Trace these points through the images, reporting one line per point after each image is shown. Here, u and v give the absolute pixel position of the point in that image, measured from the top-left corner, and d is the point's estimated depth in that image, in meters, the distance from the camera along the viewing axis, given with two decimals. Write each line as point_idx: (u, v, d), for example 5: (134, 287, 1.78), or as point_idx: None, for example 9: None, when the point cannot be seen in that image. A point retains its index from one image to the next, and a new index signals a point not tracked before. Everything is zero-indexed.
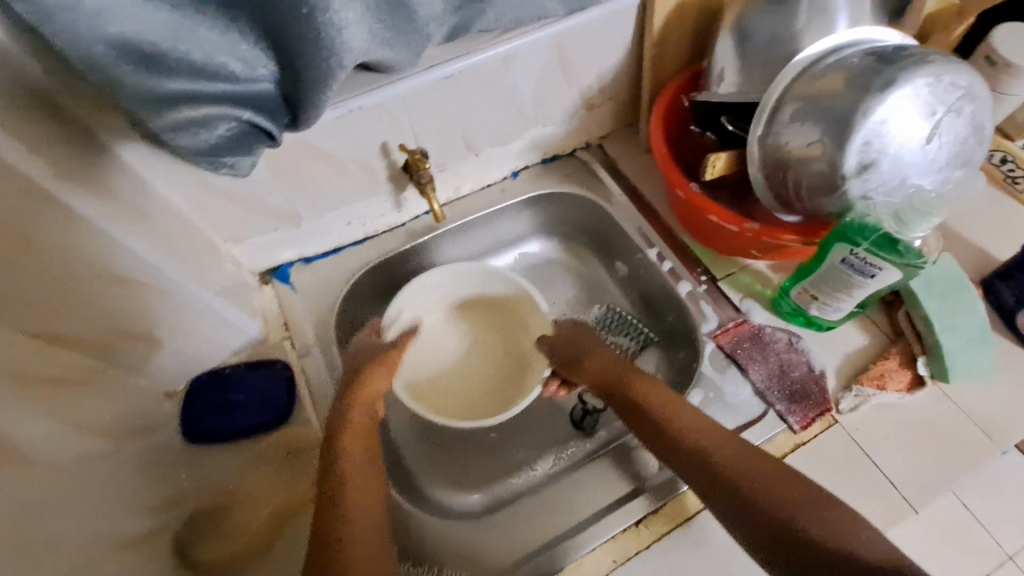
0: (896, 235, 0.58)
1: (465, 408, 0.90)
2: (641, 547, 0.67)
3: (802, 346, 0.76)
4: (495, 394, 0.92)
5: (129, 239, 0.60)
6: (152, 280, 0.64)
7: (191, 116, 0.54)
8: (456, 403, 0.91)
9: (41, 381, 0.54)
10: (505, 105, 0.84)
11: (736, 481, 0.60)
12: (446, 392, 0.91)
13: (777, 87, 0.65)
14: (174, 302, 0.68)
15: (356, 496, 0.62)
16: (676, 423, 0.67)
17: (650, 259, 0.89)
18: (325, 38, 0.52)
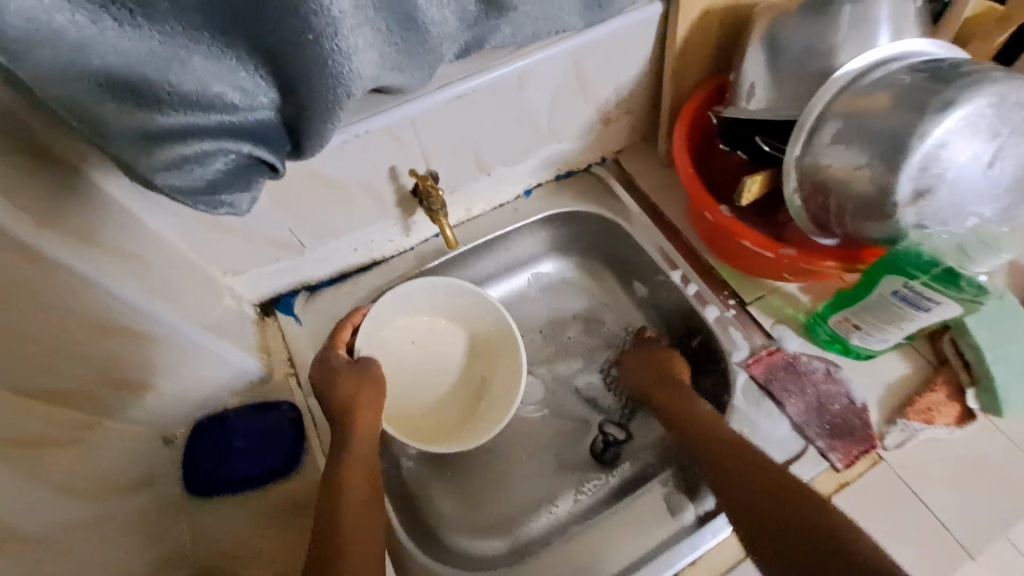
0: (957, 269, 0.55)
1: (438, 427, 0.86)
2: None
3: (841, 376, 0.71)
4: (470, 412, 0.87)
5: (122, 288, 0.54)
6: (151, 326, 0.59)
7: (185, 152, 0.49)
8: (429, 420, 0.86)
9: (26, 449, 0.50)
10: (519, 123, 0.79)
11: (745, 485, 0.60)
12: (419, 408, 0.86)
13: (817, 104, 0.60)
14: (175, 347, 0.63)
15: (349, 517, 0.61)
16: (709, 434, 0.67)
17: (673, 282, 0.84)
18: (333, 67, 0.47)
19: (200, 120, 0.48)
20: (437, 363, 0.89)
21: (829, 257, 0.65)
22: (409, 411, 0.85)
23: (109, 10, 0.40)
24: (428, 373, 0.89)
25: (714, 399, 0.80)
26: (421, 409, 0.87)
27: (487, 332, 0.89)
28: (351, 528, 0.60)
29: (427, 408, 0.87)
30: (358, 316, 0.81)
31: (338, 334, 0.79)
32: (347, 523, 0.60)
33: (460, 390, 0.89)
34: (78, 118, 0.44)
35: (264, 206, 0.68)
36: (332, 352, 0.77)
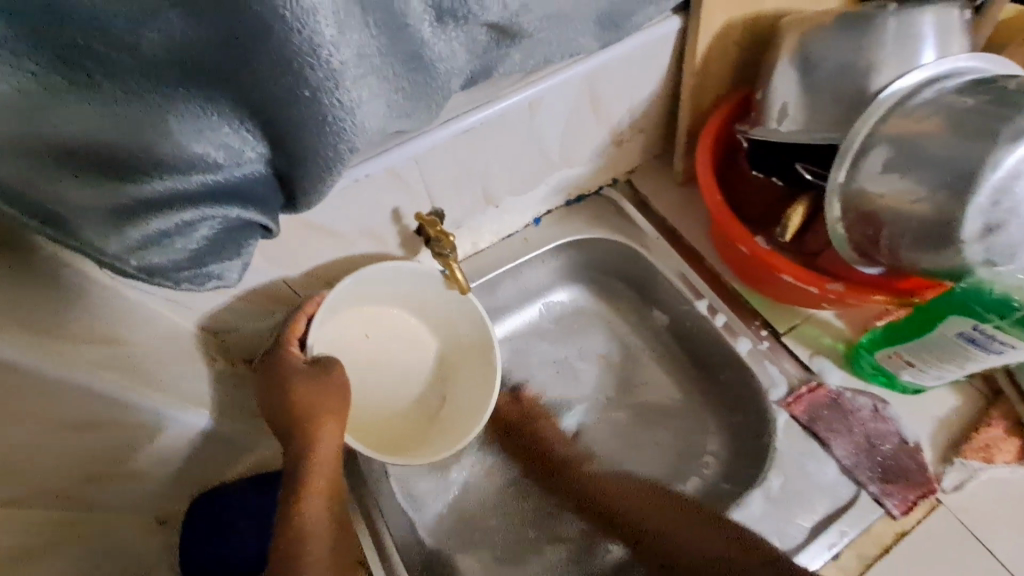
0: None
1: (389, 438, 0.75)
2: None
3: (889, 412, 0.66)
4: (426, 421, 0.78)
5: (76, 374, 0.48)
6: (113, 411, 0.53)
7: (163, 225, 0.42)
8: (380, 428, 0.75)
9: None
10: (529, 151, 0.73)
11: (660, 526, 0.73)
12: (372, 413, 0.75)
13: (864, 128, 0.56)
14: (141, 428, 0.57)
15: (314, 530, 0.58)
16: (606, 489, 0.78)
17: (699, 312, 0.79)
18: (333, 123, 0.40)
19: (178, 188, 0.41)
20: (391, 362, 0.78)
21: (881, 289, 0.62)
22: (359, 418, 0.74)
23: (62, 72, 0.34)
24: (381, 373, 0.77)
25: (752, 439, 0.75)
26: (370, 414, 0.75)
27: (449, 333, 0.81)
28: (314, 544, 0.57)
29: (379, 415, 0.76)
30: (314, 303, 0.69)
31: (292, 327, 0.67)
32: (310, 539, 0.57)
33: (418, 395, 0.79)
34: (33, 198, 0.38)
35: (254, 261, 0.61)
36: (286, 350, 0.66)
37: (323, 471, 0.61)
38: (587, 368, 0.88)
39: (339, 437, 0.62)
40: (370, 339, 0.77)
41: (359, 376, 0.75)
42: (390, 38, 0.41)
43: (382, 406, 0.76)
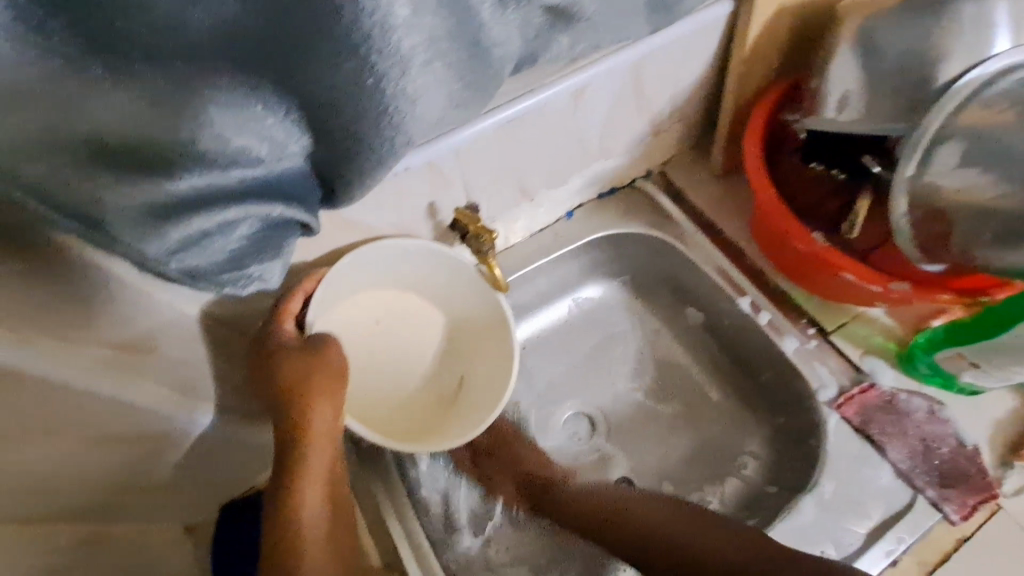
0: None
1: (406, 428, 0.70)
2: None
3: (946, 415, 0.64)
4: (443, 409, 0.72)
5: (92, 383, 0.44)
6: (135, 421, 0.50)
7: (201, 223, 0.39)
8: (394, 418, 0.70)
9: None
10: (569, 142, 0.69)
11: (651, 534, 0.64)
12: (384, 402, 0.70)
13: (939, 117, 0.52)
14: (168, 441, 0.54)
15: (311, 511, 0.56)
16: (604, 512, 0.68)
17: (741, 310, 0.76)
18: (394, 112, 0.37)
19: (219, 183, 0.38)
20: (404, 347, 0.73)
21: (946, 288, 0.59)
22: (372, 410, 0.69)
23: (102, 58, 0.31)
24: (394, 360, 0.72)
25: (798, 440, 0.73)
26: (383, 404, 0.70)
27: (460, 316, 0.75)
28: (309, 529, 0.55)
29: (393, 405, 0.71)
30: (312, 281, 0.61)
31: (286, 304, 0.59)
32: (305, 526, 0.55)
33: (433, 381, 0.73)
34: (68, 196, 0.35)
35: None
36: (278, 328, 0.58)
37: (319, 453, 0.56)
38: (619, 366, 0.85)
39: (334, 415, 0.57)
40: (377, 327, 0.71)
41: (371, 363, 0.70)
42: (457, 22, 0.37)
43: (394, 394, 0.71)
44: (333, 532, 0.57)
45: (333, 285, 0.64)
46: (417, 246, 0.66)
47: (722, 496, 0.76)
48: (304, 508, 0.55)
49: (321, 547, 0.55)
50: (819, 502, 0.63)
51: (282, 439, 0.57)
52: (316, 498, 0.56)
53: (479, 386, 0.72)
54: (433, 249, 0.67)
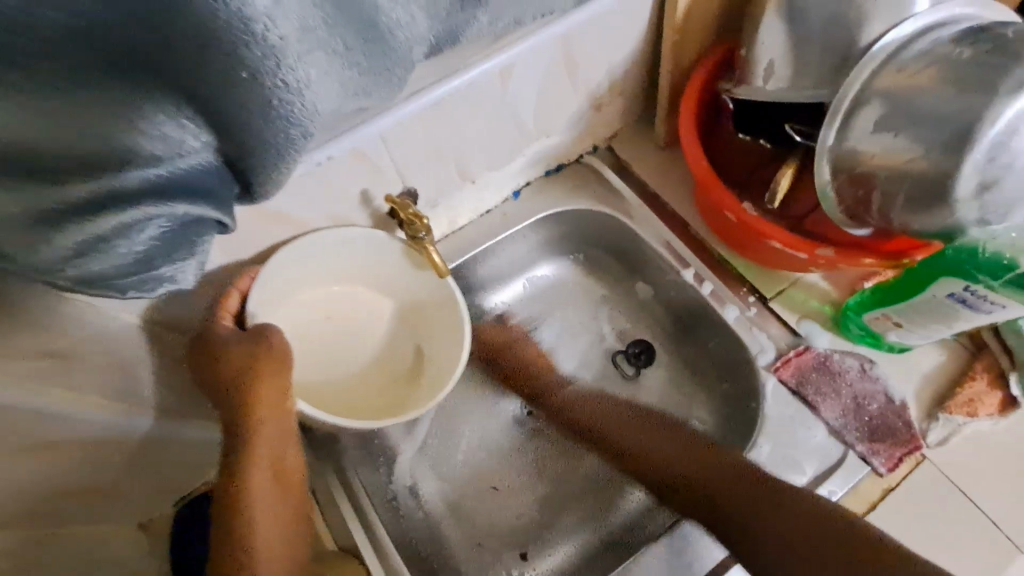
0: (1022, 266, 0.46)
1: (363, 409, 0.70)
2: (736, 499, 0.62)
3: (877, 372, 0.67)
4: (407, 387, 0.72)
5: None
6: (58, 425, 0.50)
7: (99, 227, 0.38)
8: (349, 401, 0.70)
9: None
10: (505, 119, 0.68)
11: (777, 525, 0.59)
12: (346, 389, 0.71)
13: (857, 82, 0.53)
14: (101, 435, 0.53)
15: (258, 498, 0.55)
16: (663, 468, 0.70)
17: (685, 282, 0.78)
18: (277, 108, 0.36)
19: (113, 186, 0.37)
20: (354, 334, 0.73)
21: (870, 251, 0.60)
22: (324, 396, 0.69)
23: None
24: (354, 349, 0.72)
25: (741, 405, 0.75)
26: (336, 389, 0.70)
27: (410, 300, 0.75)
28: (258, 508, 0.55)
29: (355, 391, 0.71)
30: (247, 280, 0.62)
31: (224, 303, 0.60)
32: (253, 505, 0.55)
33: (396, 362, 0.74)
34: None
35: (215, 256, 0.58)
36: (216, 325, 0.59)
37: (265, 438, 0.57)
38: (577, 340, 0.86)
39: (281, 398, 0.58)
40: (333, 320, 0.72)
41: (330, 354, 0.71)
42: (336, 6, 0.36)
43: (349, 377, 0.71)
44: (284, 519, 0.56)
45: (273, 284, 0.64)
46: (358, 236, 0.66)
47: None
48: (251, 486, 0.55)
49: (272, 525, 0.55)
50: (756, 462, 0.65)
51: (229, 422, 0.57)
52: (264, 481, 0.56)
53: (436, 359, 0.72)
54: (376, 235, 0.67)
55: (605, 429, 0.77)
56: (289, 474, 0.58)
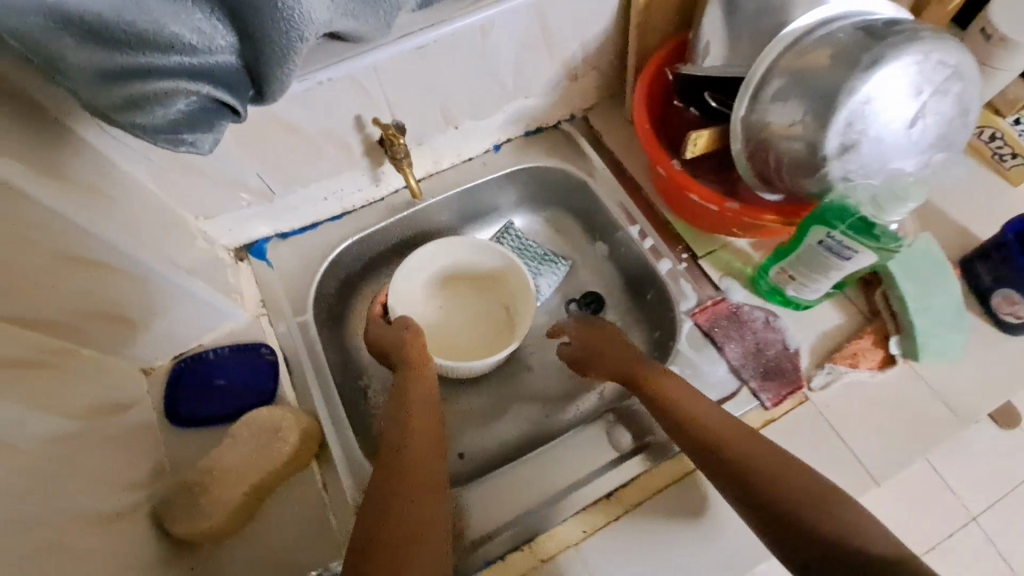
0: (872, 219, 0.56)
1: (486, 350, 0.95)
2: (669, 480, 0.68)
3: (779, 325, 0.76)
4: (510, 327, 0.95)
5: (76, 218, 0.56)
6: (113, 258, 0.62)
7: (145, 91, 0.50)
8: (477, 346, 0.96)
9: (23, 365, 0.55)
10: (487, 74, 0.80)
11: (772, 495, 0.56)
12: (472, 343, 0.96)
13: (766, 59, 0.61)
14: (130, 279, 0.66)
15: (393, 524, 0.55)
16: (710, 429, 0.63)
17: (631, 237, 0.88)
18: (283, 10, 0.49)
19: (159, 62, 0.49)
20: (469, 309, 0.98)
21: (771, 211, 0.69)
22: (461, 351, 0.95)
23: None
24: (472, 318, 0.98)
25: (662, 347, 0.86)
26: (467, 345, 0.96)
27: (481, 275, 0.98)
28: (416, 424, 0.68)
29: (478, 342, 0.96)
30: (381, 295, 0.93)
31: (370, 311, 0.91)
32: (410, 425, 0.68)
33: (500, 314, 0.97)
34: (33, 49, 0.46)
35: (231, 147, 0.71)
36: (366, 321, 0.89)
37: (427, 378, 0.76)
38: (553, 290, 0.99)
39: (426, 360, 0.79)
40: (453, 303, 0.99)
41: (461, 325, 0.97)
42: None
43: (471, 333, 0.97)
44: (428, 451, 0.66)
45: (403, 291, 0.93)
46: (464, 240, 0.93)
47: (603, 392, 0.89)
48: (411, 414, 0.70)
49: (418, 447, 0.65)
50: None
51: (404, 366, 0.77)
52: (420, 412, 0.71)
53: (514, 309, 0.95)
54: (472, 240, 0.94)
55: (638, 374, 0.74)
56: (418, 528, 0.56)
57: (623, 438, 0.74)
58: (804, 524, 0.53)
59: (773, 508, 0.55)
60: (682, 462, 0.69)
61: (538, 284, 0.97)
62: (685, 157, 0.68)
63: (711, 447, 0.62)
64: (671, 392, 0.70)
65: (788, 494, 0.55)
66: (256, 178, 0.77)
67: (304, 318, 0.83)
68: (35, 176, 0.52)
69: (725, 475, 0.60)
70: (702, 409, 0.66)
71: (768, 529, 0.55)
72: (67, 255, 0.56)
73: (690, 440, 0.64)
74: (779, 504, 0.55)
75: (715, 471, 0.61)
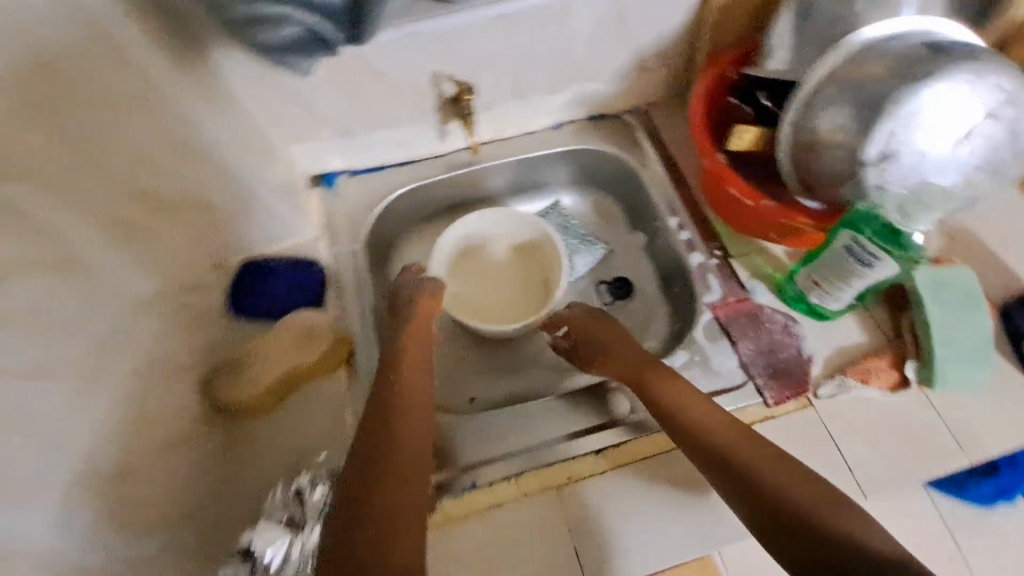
0: (900, 227, 0.60)
1: (521, 313, 1.02)
2: (658, 450, 0.73)
3: (797, 331, 0.78)
4: (543, 296, 1.01)
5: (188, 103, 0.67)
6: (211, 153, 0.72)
7: (263, 12, 0.59)
8: (513, 309, 1.02)
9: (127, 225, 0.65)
10: (560, 50, 0.86)
11: (781, 497, 0.56)
12: (508, 306, 1.02)
13: (823, 67, 0.63)
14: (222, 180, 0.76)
15: (395, 462, 0.57)
16: (717, 429, 0.65)
17: (669, 227, 0.92)
18: None
19: None
20: (507, 275, 1.04)
21: (803, 213, 0.70)
22: (498, 313, 1.02)
23: None
24: (509, 283, 1.04)
25: (679, 335, 0.89)
26: (503, 308, 1.02)
27: (522, 246, 1.04)
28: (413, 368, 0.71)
29: (514, 305, 1.02)
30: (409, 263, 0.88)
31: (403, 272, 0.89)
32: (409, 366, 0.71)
33: (535, 283, 1.03)
34: None
35: (324, 80, 0.81)
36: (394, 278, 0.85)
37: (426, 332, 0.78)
38: (587, 270, 1.03)
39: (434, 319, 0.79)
40: (493, 268, 1.04)
41: (499, 288, 1.04)
42: None
43: (508, 296, 1.03)
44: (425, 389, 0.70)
45: (447, 254, 1.00)
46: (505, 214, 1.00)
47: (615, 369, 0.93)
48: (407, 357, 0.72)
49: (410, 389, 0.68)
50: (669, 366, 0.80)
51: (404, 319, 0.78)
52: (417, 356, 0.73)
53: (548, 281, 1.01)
54: (514, 213, 1.00)
55: (643, 375, 0.74)
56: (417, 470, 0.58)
57: (620, 406, 0.78)
58: (811, 527, 0.53)
59: (782, 510, 0.55)
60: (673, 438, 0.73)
61: (574, 261, 1.02)
62: (728, 147, 0.74)
63: (717, 446, 0.63)
64: (673, 390, 0.71)
65: (797, 497, 0.56)
66: (340, 113, 0.87)
67: (356, 246, 0.92)
68: (162, 59, 0.64)
69: (731, 474, 0.61)
70: (706, 410, 0.67)
71: (774, 531, 0.55)
72: (179, 140, 0.67)
73: (694, 438, 0.65)
74: (787, 506, 0.55)
75: (722, 469, 0.62)
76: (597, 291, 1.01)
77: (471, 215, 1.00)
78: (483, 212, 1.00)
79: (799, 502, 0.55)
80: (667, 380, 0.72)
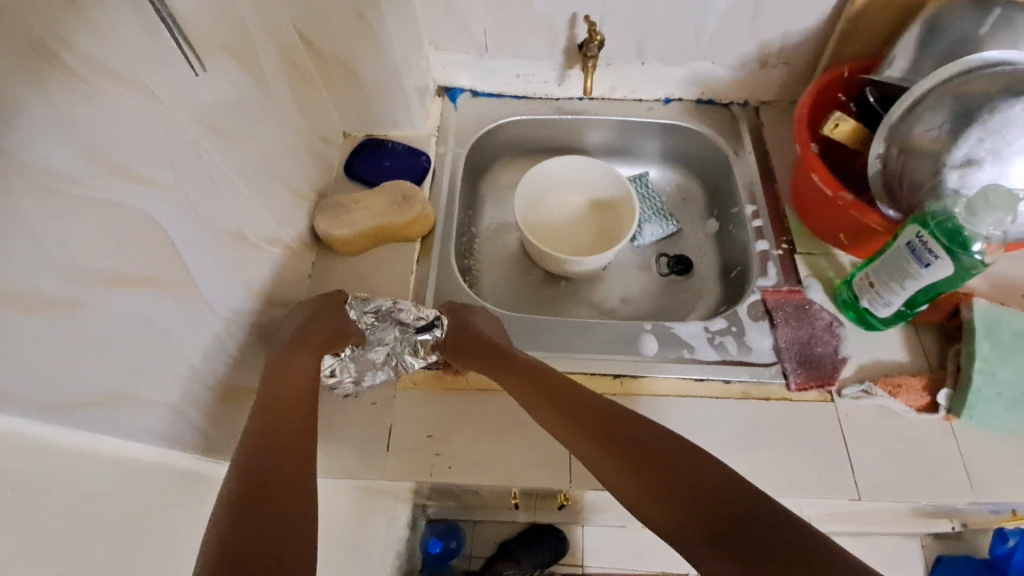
0: (964, 225, 0.61)
1: (585, 252, 1.09)
2: (670, 392, 0.78)
3: (840, 332, 0.80)
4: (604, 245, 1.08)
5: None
6: None
7: None
8: (579, 247, 1.10)
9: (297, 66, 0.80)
10: (692, 22, 0.92)
11: (684, 498, 0.46)
12: (573, 243, 1.10)
13: (933, 77, 0.66)
14: None
15: (271, 459, 0.52)
16: (598, 413, 0.58)
17: (744, 214, 0.95)
18: None
19: None
20: (577, 217, 1.12)
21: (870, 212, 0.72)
22: (565, 246, 1.09)
23: None
24: (578, 223, 1.11)
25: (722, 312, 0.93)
26: (569, 243, 1.10)
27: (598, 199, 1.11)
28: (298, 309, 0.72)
29: (578, 245, 1.10)
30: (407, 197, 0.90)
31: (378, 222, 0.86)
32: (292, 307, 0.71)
33: (601, 232, 1.10)
34: None
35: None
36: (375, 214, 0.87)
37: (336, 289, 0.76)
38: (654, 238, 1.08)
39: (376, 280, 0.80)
40: (567, 208, 1.12)
41: (569, 226, 1.11)
42: None
43: (576, 234, 1.11)
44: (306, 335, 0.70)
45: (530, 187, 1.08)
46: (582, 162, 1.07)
47: None
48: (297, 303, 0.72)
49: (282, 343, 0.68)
50: (706, 329, 0.84)
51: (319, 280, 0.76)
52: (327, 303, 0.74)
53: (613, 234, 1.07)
54: (598, 167, 1.07)
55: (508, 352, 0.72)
56: (302, 461, 0.55)
57: (649, 346, 0.82)
58: (738, 525, 0.43)
59: (685, 509, 0.46)
60: (686, 386, 0.78)
61: (644, 228, 1.07)
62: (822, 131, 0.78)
63: (612, 440, 0.54)
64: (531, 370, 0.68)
65: (701, 490, 0.46)
66: (482, 33, 0.98)
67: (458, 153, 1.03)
68: None
69: (631, 477, 0.50)
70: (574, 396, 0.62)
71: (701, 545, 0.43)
72: None
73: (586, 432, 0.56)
74: (694, 505, 0.46)
75: (621, 466, 0.51)
76: (658, 259, 1.06)
77: (557, 158, 1.08)
78: (569, 158, 1.08)
79: (707, 497, 0.46)
80: (561, 378, 0.65)
